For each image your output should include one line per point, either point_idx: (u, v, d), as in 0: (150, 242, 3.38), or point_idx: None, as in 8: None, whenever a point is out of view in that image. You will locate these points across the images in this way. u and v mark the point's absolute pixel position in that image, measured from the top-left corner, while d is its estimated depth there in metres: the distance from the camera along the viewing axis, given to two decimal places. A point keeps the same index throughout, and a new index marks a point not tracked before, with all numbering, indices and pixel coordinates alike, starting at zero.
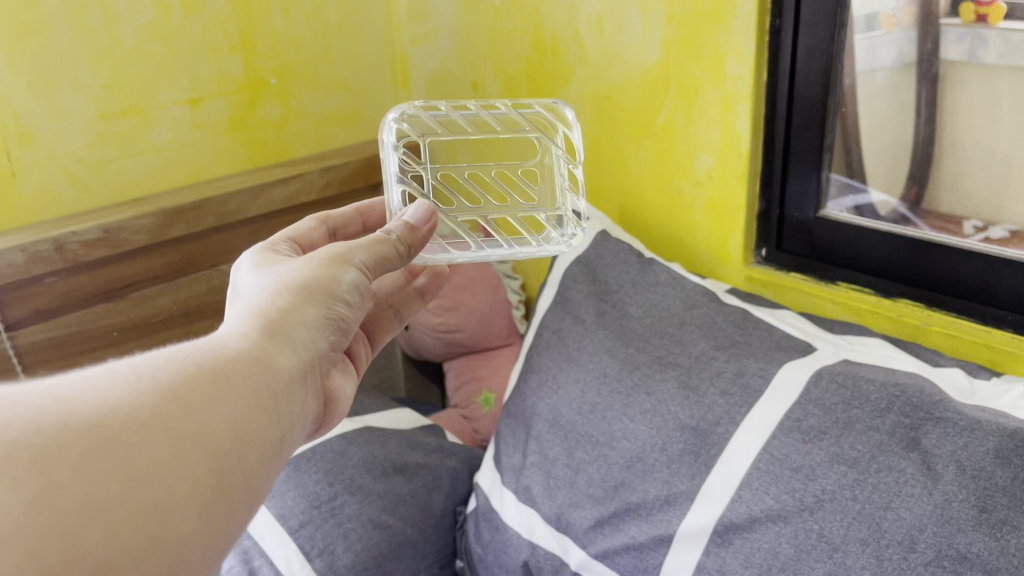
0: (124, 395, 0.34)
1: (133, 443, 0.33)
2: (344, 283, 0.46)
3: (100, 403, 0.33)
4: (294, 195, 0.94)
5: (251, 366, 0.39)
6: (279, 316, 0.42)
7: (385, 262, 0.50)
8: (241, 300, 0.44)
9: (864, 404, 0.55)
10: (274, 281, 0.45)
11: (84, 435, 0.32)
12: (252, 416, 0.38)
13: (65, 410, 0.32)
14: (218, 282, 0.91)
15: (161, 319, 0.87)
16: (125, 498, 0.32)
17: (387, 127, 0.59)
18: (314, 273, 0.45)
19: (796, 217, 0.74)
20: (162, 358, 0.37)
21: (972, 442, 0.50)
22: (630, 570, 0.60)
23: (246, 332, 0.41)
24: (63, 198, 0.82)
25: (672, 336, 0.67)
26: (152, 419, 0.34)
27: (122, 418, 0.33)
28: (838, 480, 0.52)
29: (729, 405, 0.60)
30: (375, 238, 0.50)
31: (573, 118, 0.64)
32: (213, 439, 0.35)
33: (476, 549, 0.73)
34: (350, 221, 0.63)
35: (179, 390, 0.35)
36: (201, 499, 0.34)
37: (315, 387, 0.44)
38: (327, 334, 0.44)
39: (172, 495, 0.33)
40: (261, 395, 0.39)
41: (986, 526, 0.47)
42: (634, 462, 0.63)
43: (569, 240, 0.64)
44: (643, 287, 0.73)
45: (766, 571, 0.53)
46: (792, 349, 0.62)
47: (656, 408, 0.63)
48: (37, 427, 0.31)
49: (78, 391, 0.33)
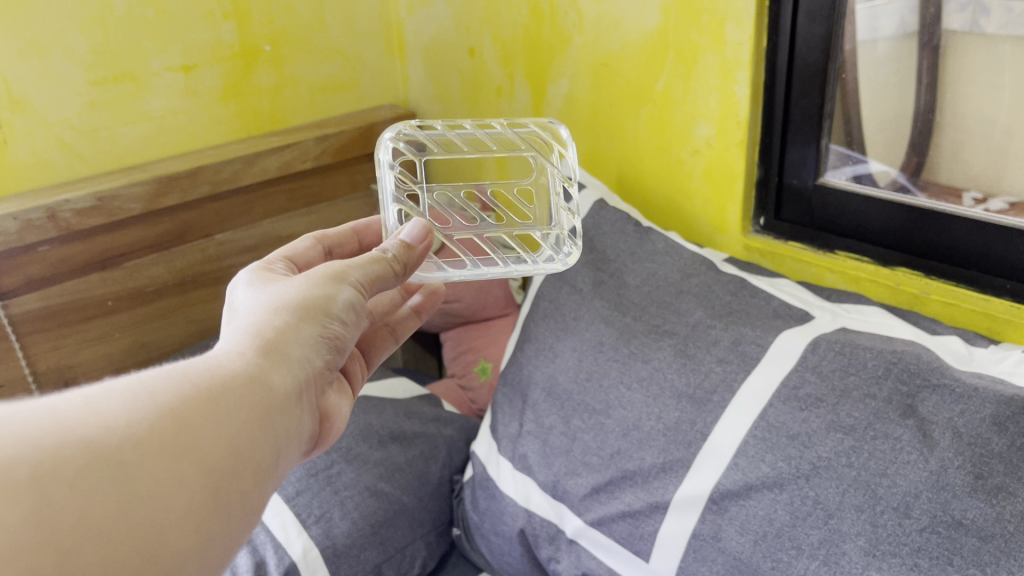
0: (122, 414, 0.32)
1: (132, 463, 0.31)
2: (342, 303, 0.44)
3: (97, 420, 0.32)
4: (289, 163, 0.93)
5: (250, 384, 0.38)
6: (276, 334, 0.41)
7: (380, 279, 0.47)
8: (237, 318, 0.42)
9: (861, 371, 0.55)
10: (272, 297, 0.43)
11: (82, 454, 0.30)
12: (252, 435, 0.37)
13: (60, 426, 0.31)
14: (213, 251, 0.90)
15: (155, 289, 0.87)
16: (123, 522, 0.30)
17: (383, 145, 0.57)
18: (310, 291, 0.43)
19: (795, 185, 0.73)
20: (159, 375, 0.35)
21: (969, 408, 0.50)
22: (626, 537, 0.60)
23: (243, 350, 0.39)
24: (56, 166, 0.82)
25: (669, 305, 0.67)
26: (152, 437, 0.32)
27: (121, 437, 0.32)
28: (834, 447, 0.52)
29: (726, 373, 0.60)
30: (370, 256, 0.48)
31: (568, 137, 0.61)
32: (212, 459, 0.34)
33: (473, 517, 0.73)
34: (345, 240, 0.60)
35: (178, 407, 0.34)
36: (199, 520, 0.33)
37: (312, 407, 0.42)
38: (324, 353, 0.43)
39: (170, 518, 0.32)
40: (260, 413, 0.37)
41: (982, 492, 0.47)
42: (631, 430, 0.63)
43: (565, 257, 0.62)
44: (641, 256, 0.73)
45: (763, 537, 0.53)
46: (789, 317, 0.62)
47: (652, 376, 0.63)
48: (32, 445, 0.30)
49: (74, 407, 0.32)
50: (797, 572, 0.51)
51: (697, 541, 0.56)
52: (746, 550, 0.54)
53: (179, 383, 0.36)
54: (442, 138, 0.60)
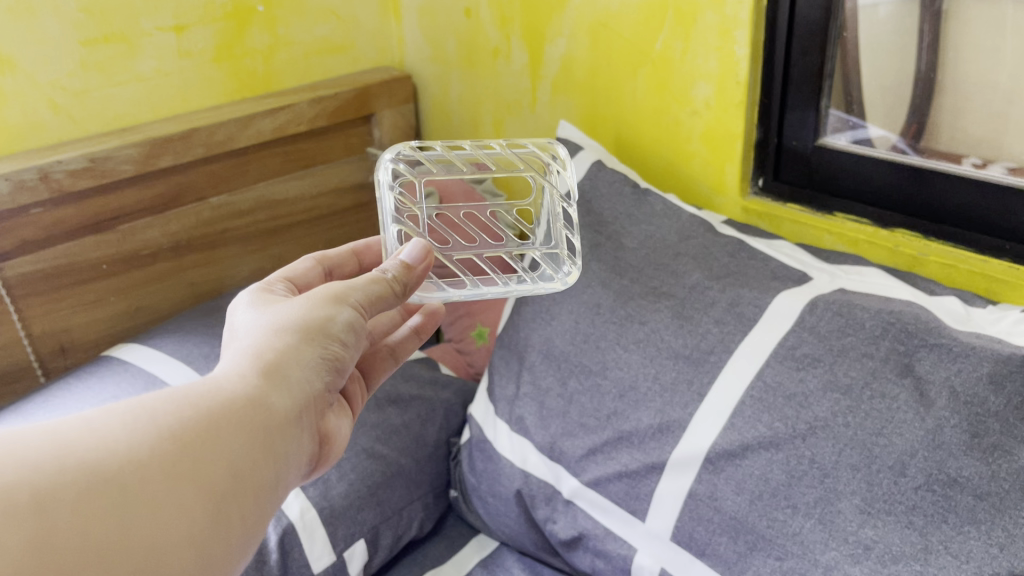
0: (124, 439, 0.35)
1: (131, 486, 0.33)
2: (343, 325, 0.44)
3: (98, 445, 0.34)
4: (283, 126, 0.92)
5: (247, 407, 0.39)
6: (274, 356, 0.41)
7: (382, 301, 0.47)
8: (238, 339, 0.43)
9: (858, 331, 0.54)
10: (271, 319, 0.44)
11: (83, 478, 0.33)
12: (248, 457, 0.38)
13: (63, 450, 0.33)
14: (208, 215, 0.90)
15: (151, 253, 0.86)
16: (123, 544, 0.32)
17: (383, 166, 0.56)
18: (310, 312, 0.44)
19: (794, 146, 0.72)
20: (160, 400, 0.37)
21: (967, 367, 0.50)
22: (622, 497, 0.61)
23: (241, 373, 0.40)
24: (48, 127, 0.81)
25: (667, 267, 0.67)
26: (149, 461, 0.34)
27: (122, 463, 0.34)
28: (831, 407, 0.53)
29: (724, 334, 0.60)
30: (369, 277, 0.47)
31: (566, 156, 0.61)
32: (211, 483, 0.36)
33: (470, 479, 0.73)
34: (346, 261, 0.60)
35: (176, 432, 0.36)
36: (198, 540, 0.35)
37: (313, 427, 0.43)
38: (324, 375, 0.43)
39: (170, 539, 0.34)
40: (257, 435, 0.39)
41: (978, 450, 0.47)
42: (627, 391, 0.63)
43: (565, 276, 0.62)
44: (638, 218, 0.72)
45: (759, 497, 0.54)
46: (787, 278, 0.61)
47: (649, 338, 0.63)
48: (36, 467, 0.32)
49: (77, 431, 0.34)
50: (792, 530, 0.52)
51: (693, 501, 0.57)
52: (743, 509, 0.54)
53: (180, 407, 0.37)
54: (443, 157, 0.59)
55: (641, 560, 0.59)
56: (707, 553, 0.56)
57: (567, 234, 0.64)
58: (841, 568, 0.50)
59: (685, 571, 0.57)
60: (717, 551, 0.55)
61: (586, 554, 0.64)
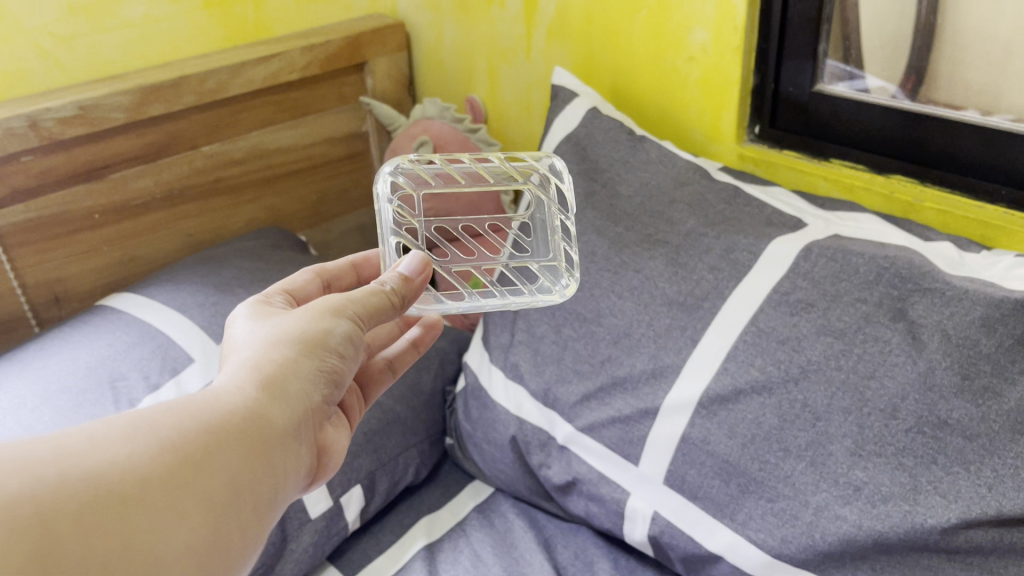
0: (125, 451, 0.34)
1: (135, 499, 0.32)
2: (343, 337, 0.43)
3: (100, 456, 0.33)
4: (276, 74, 0.91)
5: (246, 419, 0.38)
6: (272, 369, 0.40)
7: (379, 315, 0.46)
8: (234, 352, 0.42)
9: (852, 276, 0.54)
10: (269, 332, 0.43)
11: (86, 490, 0.31)
12: (249, 471, 0.37)
13: (65, 460, 0.32)
14: (200, 164, 0.89)
15: (143, 203, 0.86)
16: (126, 557, 0.31)
17: (381, 179, 0.54)
18: (308, 326, 0.43)
19: (791, 92, 0.72)
20: (160, 411, 0.36)
21: (959, 311, 0.50)
22: (616, 442, 0.61)
23: (240, 385, 0.39)
24: (36, 74, 0.80)
25: (662, 214, 0.66)
26: (152, 474, 0.33)
27: (124, 476, 0.33)
28: (824, 351, 0.53)
29: (718, 280, 0.60)
30: (368, 289, 0.46)
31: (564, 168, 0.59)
32: (211, 494, 0.35)
33: (465, 427, 0.74)
34: (344, 273, 0.57)
35: (178, 444, 0.35)
36: (199, 554, 0.34)
37: (310, 441, 0.42)
38: (321, 389, 0.42)
39: (171, 553, 0.33)
40: (257, 449, 0.38)
41: (968, 392, 0.48)
42: (621, 337, 0.63)
43: (563, 289, 0.60)
44: (633, 166, 0.72)
45: (751, 440, 0.55)
46: (782, 225, 0.61)
47: (644, 285, 0.63)
48: (39, 477, 0.31)
49: (76, 441, 0.33)
50: (784, 473, 0.53)
51: (686, 445, 0.57)
52: (735, 453, 0.55)
53: (179, 420, 0.37)
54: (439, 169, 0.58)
55: (635, 503, 0.61)
56: (700, 495, 0.57)
57: (565, 246, 0.63)
58: (832, 509, 0.51)
59: (677, 514, 0.58)
60: (709, 493, 0.56)
61: (581, 498, 0.65)
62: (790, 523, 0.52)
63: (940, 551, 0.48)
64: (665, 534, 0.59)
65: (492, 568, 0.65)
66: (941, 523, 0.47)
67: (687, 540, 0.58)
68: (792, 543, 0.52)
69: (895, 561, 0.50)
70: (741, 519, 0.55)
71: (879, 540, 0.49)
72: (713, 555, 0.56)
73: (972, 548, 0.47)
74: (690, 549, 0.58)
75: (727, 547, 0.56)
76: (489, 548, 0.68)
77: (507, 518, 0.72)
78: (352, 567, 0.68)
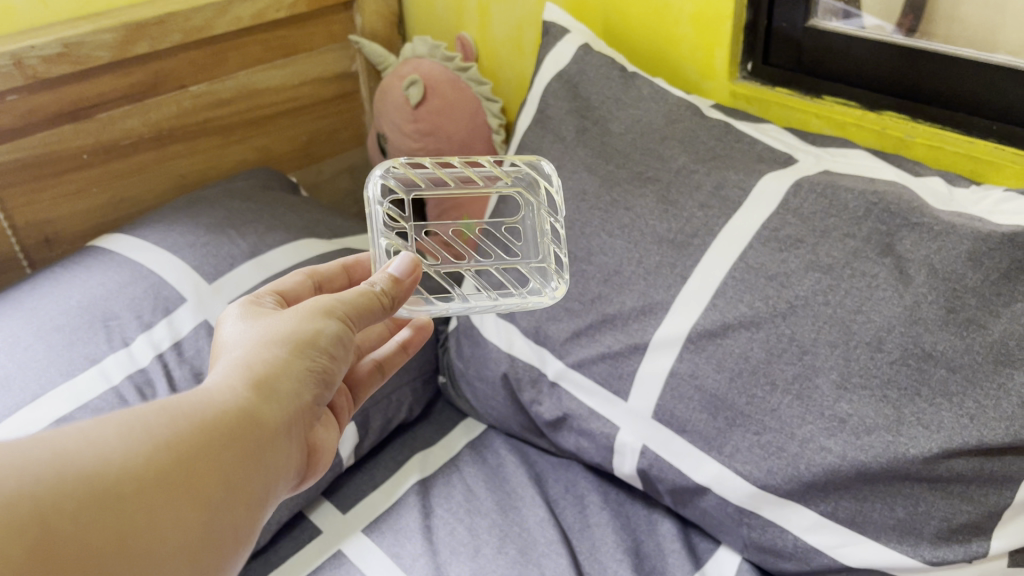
0: (120, 449, 0.33)
1: (129, 498, 0.32)
2: (335, 337, 0.42)
3: (94, 452, 0.32)
4: (262, 12, 0.89)
5: (240, 419, 0.37)
6: (264, 368, 0.39)
7: (371, 316, 0.45)
8: (225, 350, 0.41)
9: (841, 212, 0.54)
10: (262, 330, 0.41)
11: (82, 487, 0.31)
12: (242, 468, 0.36)
13: (58, 457, 0.31)
14: (188, 104, 0.88)
15: (131, 142, 0.85)
16: (120, 555, 0.31)
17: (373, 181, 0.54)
18: (300, 325, 0.41)
19: (785, 28, 0.71)
20: (153, 409, 0.35)
21: (946, 245, 0.50)
22: (606, 378, 0.62)
23: (232, 384, 0.38)
24: (17, 11, 0.78)
25: (653, 151, 0.66)
26: (147, 472, 0.33)
27: (119, 474, 0.32)
28: (812, 286, 0.53)
29: (708, 217, 0.60)
30: (358, 290, 0.45)
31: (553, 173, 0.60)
32: (207, 492, 0.34)
33: (457, 365, 0.75)
34: (337, 274, 0.55)
35: (172, 441, 0.34)
36: (192, 552, 0.34)
37: (303, 439, 0.41)
38: (315, 389, 0.41)
39: (164, 551, 0.32)
40: (251, 446, 0.37)
41: (953, 325, 0.48)
42: (612, 275, 0.63)
43: (553, 291, 0.60)
44: (625, 103, 0.71)
45: (739, 375, 0.55)
46: (772, 161, 0.61)
47: (634, 223, 0.63)
48: (34, 474, 0.30)
49: (71, 438, 0.32)
50: (771, 406, 0.54)
51: (674, 380, 0.58)
52: (723, 387, 0.56)
53: (173, 418, 0.35)
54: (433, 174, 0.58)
55: (624, 437, 0.62)
56: (688, 429, 0.58)
57: (555, 247, 0.62)
58: (818, 441, 0.52)
59: (665, 447, 0.60)
60: (697, 427, 0.58)
61: (571, 434, 0.67)
62: (776, 455, 0.54)
63: (921, 479, 0.49)
64: (654, 467, 0.61)
65: (486, 502, 0.68)
66: (923, 453, 0.48)
67: (675, 472, 0.59)
68: (778, 474, 0.54)
69: (878, 489, 0.51)
70: (729, 452, 0.56)
71: (862, 470, 0.50)
72: (701, 486, 0.58)
73: (953, 476, 0.48)
74: (679, 481, 0.59)
75: (715, 478, 0.57)
76: (482, 484, 0.70)
77: (499, 454, 0.73)
78: (348, 502, 0.69)
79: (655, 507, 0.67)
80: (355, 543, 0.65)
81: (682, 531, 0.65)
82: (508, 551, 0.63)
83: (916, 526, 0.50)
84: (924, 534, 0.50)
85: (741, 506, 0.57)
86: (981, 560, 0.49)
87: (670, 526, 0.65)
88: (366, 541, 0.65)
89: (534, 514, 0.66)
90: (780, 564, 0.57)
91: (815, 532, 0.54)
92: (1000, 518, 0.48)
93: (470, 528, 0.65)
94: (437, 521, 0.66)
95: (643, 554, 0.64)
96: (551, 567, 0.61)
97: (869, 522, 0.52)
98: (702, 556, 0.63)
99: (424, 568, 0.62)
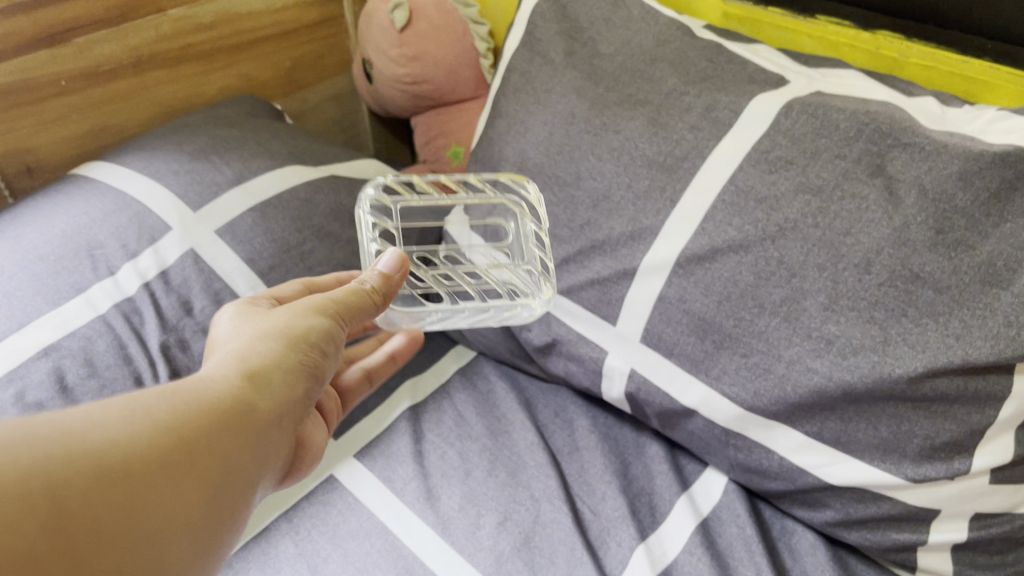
0: (123, 430, 0.31)
1: (139, 475, 0.30)
2: (325, 334, 0.43)
3: (98, 429, 0.31)
4: None
5: (239, 403, 0.37)
6: (259, 360, 0.40)
7: (361, 314, 0.47)
8: (218, 348, 0.41)
9: (832, 133, 0.54)
10: (254, 329, 0.42)
11: (91, 464, 0.29)
12: (240, 452, 0.36)
13: (63, 433, 0.30)
14: (168, 30, 0.86)
15: (110, 69, 0.83)
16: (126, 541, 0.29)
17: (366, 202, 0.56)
18: (292, 324, 0.43)
19: None
20: (153, 394, 0.34)
21: (938, 165, 0.50)
22: (595, 303, 0.62)
23: (226, 372, 0.38)
24: None
25: (644, 74, 0.64)
26: (155, 450, 0.32)
27: (126, 451, 0.31)
28: (801, 209, 0.53)
29: (698, 140, 0.59)
30: (350, 289, 0.48)
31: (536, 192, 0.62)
32: (211, 471, 0.34)
33: (447, 293, 0.75)
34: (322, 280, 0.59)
35: (175, 422, 0.33)
36: (195, 533, 0.32)
37: (291, 434, 0.41)
38: (305, 383, 0.41)
39: (173, 530, 0.31)
40: (247, 430, 0.36)
41: (942, 247, 0.48)
42: (600, 201, 0.62)
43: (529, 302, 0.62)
44: (615, 25, 0.69)
45: (727, 298, 0.55)
46: (764, 83, 0.60)
47: (623, 147, 0.62)
48: (41, 447, 0.29)
49: (73, 417, 0.31)
50: (758, 329, 0.54)
51: (662, 304, 0.58)
52: (711, 311, 0.56)
53: (172, 404, 0.34)
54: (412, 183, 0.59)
55: (613, 362, 0.62)
56: (675, 353, 0.59)
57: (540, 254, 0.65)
58: (804, 362, 0.52)
59: (653, 370, 0.60)
60: (684, 350, 0.58)
61: (560, 360, 0.67)
62: (763, 377, 0.54)
63: (905, 399, 0.50)
64: (641, 391, 0.61)
65: (477, 428, 0.69)
66: (908, 373, 0.48)
67: (663, 395, 0.60)
68: (764, 396, 0.54)
69: (863, 409, 0.52)
70: (716, 375, 0.57)
71: (848, 390, 0.51)
72: (688, 408, 0.59)
73: (937, 395, 0.49)
74: (666, 404, 0.60)
75: (703, 400, 0.58)
76: (473, 410, 0.70)
77: (490, 382, 0.74)
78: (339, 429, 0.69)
79: (643, 431, 0.68)
80: (347, 468, 0.66)
81: (670, 454, 0.66)
82: (498, 474, 0.64)
83: (899, 444, 0.51)
84: (907, 452, 0.51)
85: (728, 428, 0.58)
86: (963, 477, 0.51)
87: (657, 449, 0.66)
88: (358, 465, 0.66)
89: (524, 438, 0.68)
90: (765, 483, 0.59)
91: (799, 452, 0.55)
92: (982, 436, 0.49)
93: (461, 453, 0.66)
94: (428, 447, 0.67)
95: (631, 475, 0.65)
96: (540, 489, 0.63)
97: (853, 442, 0.53)
98: (688, 478, 0.65)
99: (415, 491, 0.63)
